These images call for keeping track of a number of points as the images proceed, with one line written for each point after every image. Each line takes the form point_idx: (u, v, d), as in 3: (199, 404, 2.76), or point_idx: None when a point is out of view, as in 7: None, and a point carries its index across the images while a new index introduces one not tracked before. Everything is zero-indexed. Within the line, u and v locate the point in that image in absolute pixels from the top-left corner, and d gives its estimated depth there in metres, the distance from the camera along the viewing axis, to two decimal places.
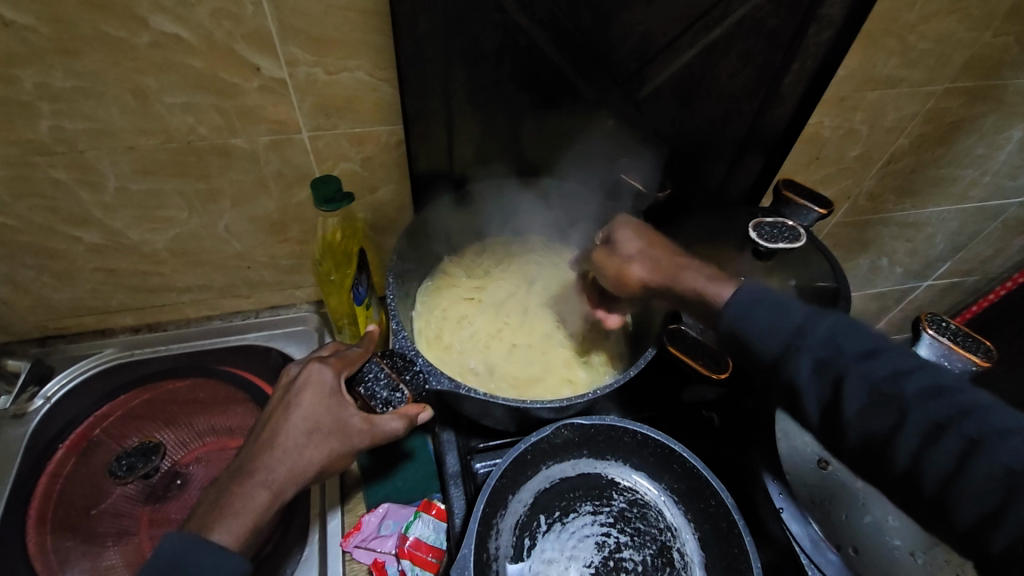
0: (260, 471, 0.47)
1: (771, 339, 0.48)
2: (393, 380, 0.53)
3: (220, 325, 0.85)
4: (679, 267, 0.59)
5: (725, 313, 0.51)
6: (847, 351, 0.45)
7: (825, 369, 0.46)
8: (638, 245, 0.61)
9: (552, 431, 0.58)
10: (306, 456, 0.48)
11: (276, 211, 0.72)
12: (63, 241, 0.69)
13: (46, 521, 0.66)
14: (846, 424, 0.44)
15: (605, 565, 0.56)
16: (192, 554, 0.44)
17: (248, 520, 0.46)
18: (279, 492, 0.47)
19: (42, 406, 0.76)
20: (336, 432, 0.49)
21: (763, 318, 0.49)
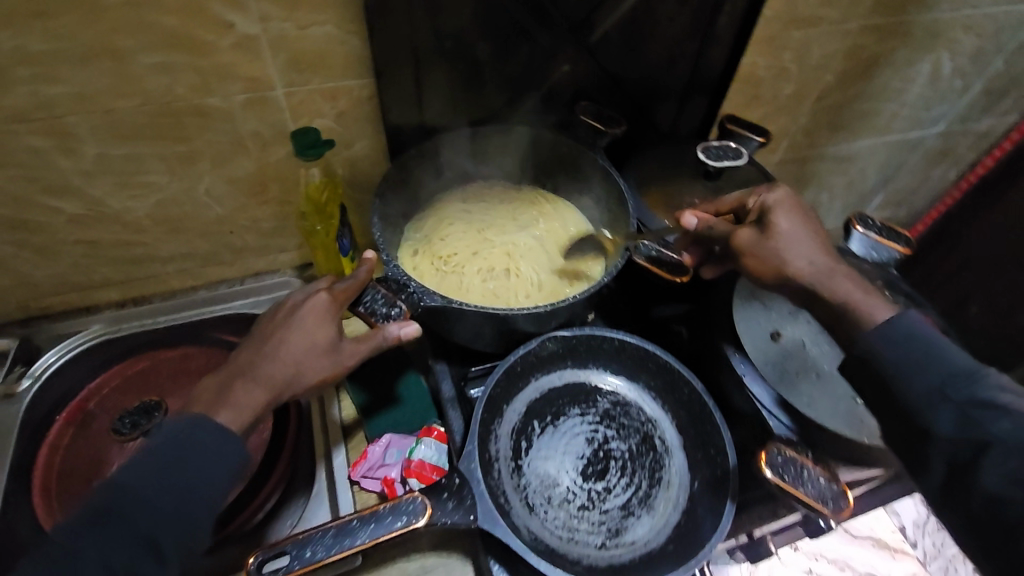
0: (262, 371, 0.53)
1: (916, 384, 0.50)
2: (389, 298, 0.59)
3: (205, 294, 0.88)
4: (829, 271, 0.59)
5: (867, 336, 0.54)
6: (998, 416, 0.46)
7: (968, 430, 0.47)
8: (789, 233, 0.61)
9: (537, 343, 0.66)
10: (301, 369, 0.54)
11: (254, 172, 0.75)
12: (42, 212, 0.70)
13: (49, 488, 0.68)
14: (987, 492, 0.45)
15: (596, 456, 0.63)
16: (192, 430, 0.49)
17: (248, 413, 0.52)
18: (273, 393, 0.53)
19: (31, 386, 0.77)
20: (329, 352, 0.56)
21: (909, 360, 0.51)
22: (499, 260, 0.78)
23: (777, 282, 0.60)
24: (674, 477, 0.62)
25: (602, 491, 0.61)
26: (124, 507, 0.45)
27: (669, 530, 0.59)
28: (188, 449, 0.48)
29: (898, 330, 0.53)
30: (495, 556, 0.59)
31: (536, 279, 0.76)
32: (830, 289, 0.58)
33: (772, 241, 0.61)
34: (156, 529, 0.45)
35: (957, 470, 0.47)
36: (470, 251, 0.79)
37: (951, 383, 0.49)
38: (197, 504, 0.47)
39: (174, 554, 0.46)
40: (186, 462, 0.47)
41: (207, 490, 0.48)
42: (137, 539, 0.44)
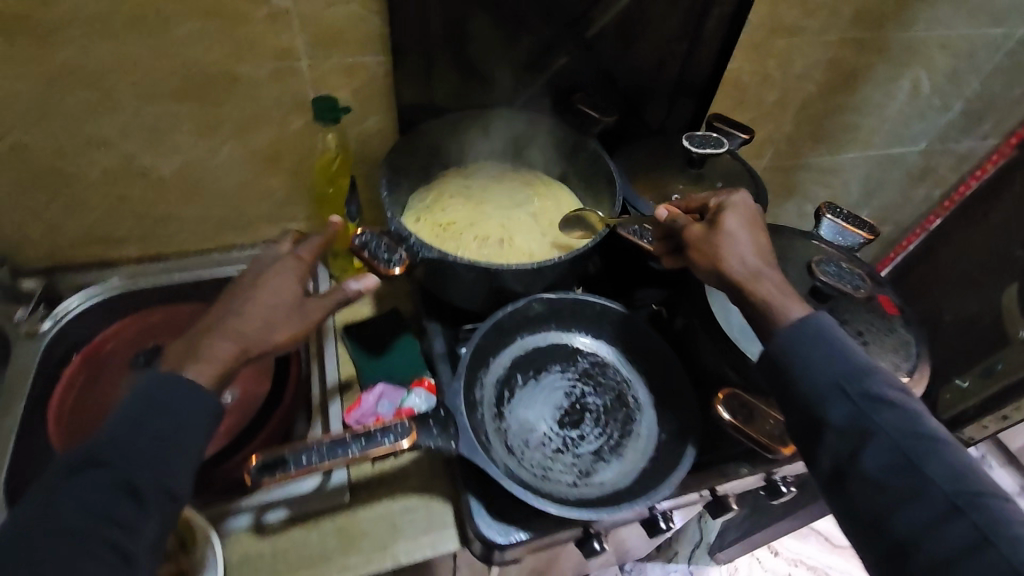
0: (228, 325, 0.55)
1: (817, 378, 0.55)
2: (391, 246, 0.66)
3: (219, 257, 0.92)
4: (758, 275, 0.63)
5: (781, 330, 0.59)
6: (883, 407, 0.53)
7: (857, 422, 0.53)
8: (735, 231, 0.65)
9: (525, 303, 0.71)
10: (269, 326, 0.56)
11: (274, 140, 0.81)
12: (78, 164, 0.76)
13: (63, 416, 0.74)
14: (864, 481, 0.51)
15: (573, 407, 0.68)
16: (165, 387, 0.51)
17: (216, 365, 0.53)
18: (244, 348, 0.55)
19: (51, 328, 0.81)
20: (295, 309, 0.58)
21: (812, 358, 0.56)
22: (490, 230, 0.83)
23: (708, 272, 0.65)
24: (643, 431, 0.67)
25: (576, 438, 0.66)
26: (100, 456, 0.48)
27: (635, 475, 0.64)
28: (163, 398, 0.50)
29: (806, 330, 0.58)
30: (472, 491, 0.64)
31: (528, 249, 0.81)
32: (755, 288, 0.62)
33: (713, 236, 0.65)
34: (132, 472, 0.47)
35: (844, 458, 0.53)
36: (468, 221, 0.84)
37: (848, 378, 0.55)
38: (174, 449, 0.49)
39: (152, 497, 0.47)
40: (161, 411, 0.50)
41: (183, 437, 0.50)
42: (114, 483, 0.47)
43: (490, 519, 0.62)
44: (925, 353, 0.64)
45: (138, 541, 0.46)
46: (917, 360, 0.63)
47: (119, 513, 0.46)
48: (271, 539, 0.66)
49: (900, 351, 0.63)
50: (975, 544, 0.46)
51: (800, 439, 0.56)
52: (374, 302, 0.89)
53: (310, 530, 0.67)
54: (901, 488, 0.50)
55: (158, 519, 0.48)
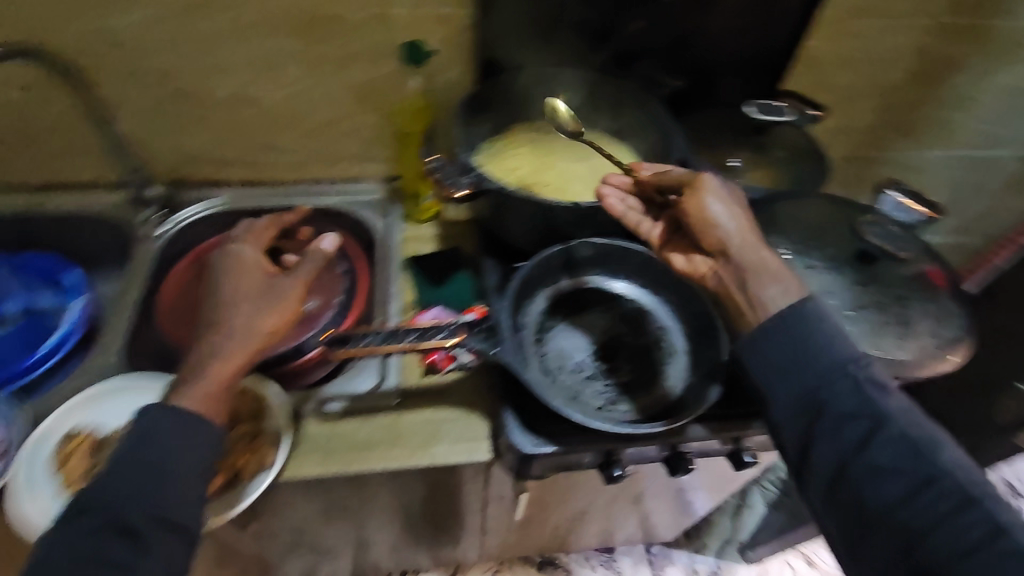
0: (213, 346, 0.59)
1: (828, 362, 0.54)
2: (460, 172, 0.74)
3: (308, 188, 1.05)
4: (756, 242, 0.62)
5: (780, 315, 0.57)
6: (888, 397, 0.52)
7: (865, 408, 0.52)
8: (731, 209, 0.64)
9: (574, 244, 0.76)
10: (251, 322, 0.61)
11: (367, 81, 0.90)
12: (203, 89, 0.88)
13: (170, 303, 0.87)
14: (872, 469, 0.50)
15: (609, 343, 0.73)
16: (157, 426, 0.54)
17: (208, 384, 0.57)
18: (230, 359, 0.59)
19: (168, 231, 0.96)
20: (264, 297, 0.63)
21: (819, 345, 0.55)
22: (546, 174, 0.88)
23: (709, 232, 0.64)
24: (674, 374, 0.71)
25: (609, 369, 0.71)
26: (94, 501, 0.50)
27: (661, 410, 0.67)
28: (157, 430, 0.54)
29: (807, 311, 0.56)
30: (511, 408, 0.70)
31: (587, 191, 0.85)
32: (748, 261, 0.61)
33: (718, 195, 0.65)
34: (120, 509, 0.49)
35: (849, 449, 0.51)
36: (533, 165, 0.89)
37: (851, 365, 0.54)
38: (163, 479, 0.51)
39: (147, 530, 0.49)
40: (150, 442, 0.53)
41: (170, 467, 0.52)
42: (107, 518, 0.49)
43: (522, 430, 0.68)
44: (971, 328, 0.65)
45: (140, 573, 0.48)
46: (960, 331, 0.63)
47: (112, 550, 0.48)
48: (332, 425, 0.75)
49: (944, 319, 0.64)
50: (991, 533, 0.45)
51: (799, 432, 0.54)
52: (437, 241, 0.99)
53: (365, 423, 0.76)
54: (909, 477, 0.48)
55: (162, 555, 0.49)
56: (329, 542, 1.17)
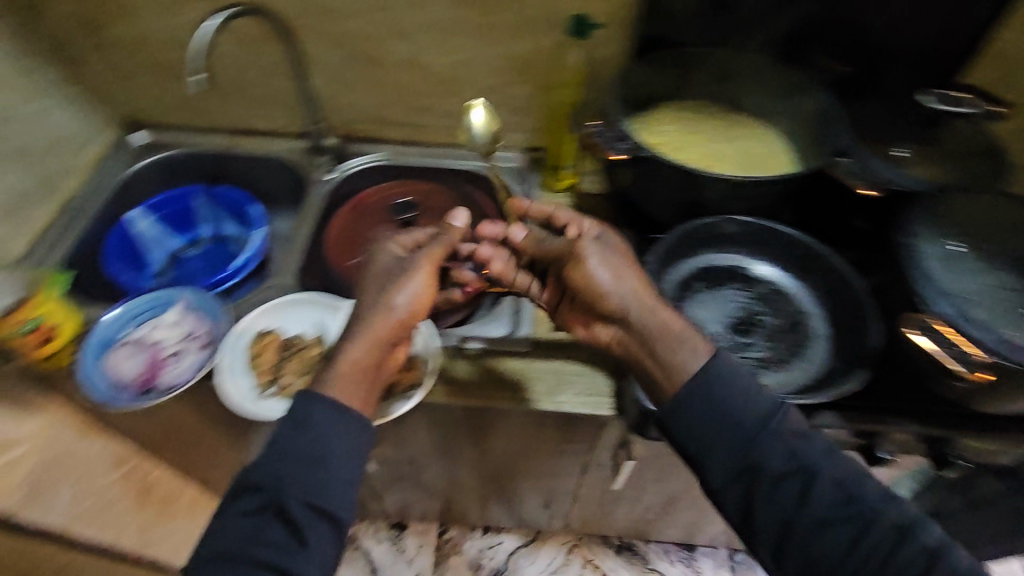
0: (359, 328, 0.65)
1: (749, 419, 0.57)
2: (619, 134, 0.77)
3: (454, 151, 1.13)
4: (656, 304, 0.64)
5: (685, 384, 0.59)
6: (808, 445, 0.56)
7: (796, 462, 0.55)
8: (615, 266, 0.66)
9: (720, 220, 0.77)
10: (393, 305, 0.66)
11: (527, 52, 0.96)
12: (382, 52, 0.98)
13: (338, 237, 1.01)
14: (811, 523, 0.53)
15: (745, 319, 0.74)
16: (305, 411, 0.58)
17: (348, 366, 0.62)
18: (371, 342, 0.64)
19: (335, 178, 1.09)
20: (401, 280, 0.67)
21: (737, 399, 0.57)
22: (693, 149, 0.88)
23: (602, 303, 0.65)
24: (814, 356, 0.70)
25: (744, 343, 0.71)
26: (253, 482, 0.55)
27: (797, 388, 0.67)
28: (312, 417, 0.58)
29: (703, 376, 0.58)
30: None
31: (733, 165, 0.86)
32: (643, 325, 0.63)
33: (606, 260, 0.66)
34: (276, 491, 0.54)
35: (788, 508, 0.54)
36: (681, 137, 0.90)
37: (769, 419, 0.57)
38: (319, 470, 0.55)
39: (297, 510, 0.54)
40: (306, 430, 0.57)
41: (319, 455, 0.56)
42: (269, 502, 0.54)
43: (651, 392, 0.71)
44: None
45: (297, 555, 0.53)
46: None
47: (271, 531, 0.53)
48: (468, 360, 0.83)
49: None
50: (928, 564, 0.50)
51: (738, 495, 0.55)
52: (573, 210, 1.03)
53: (498, 363, 0.83)
54: (847, 526, 0.52)
55: (315, 536, 0.54)
56: (434, 477, 1.28)
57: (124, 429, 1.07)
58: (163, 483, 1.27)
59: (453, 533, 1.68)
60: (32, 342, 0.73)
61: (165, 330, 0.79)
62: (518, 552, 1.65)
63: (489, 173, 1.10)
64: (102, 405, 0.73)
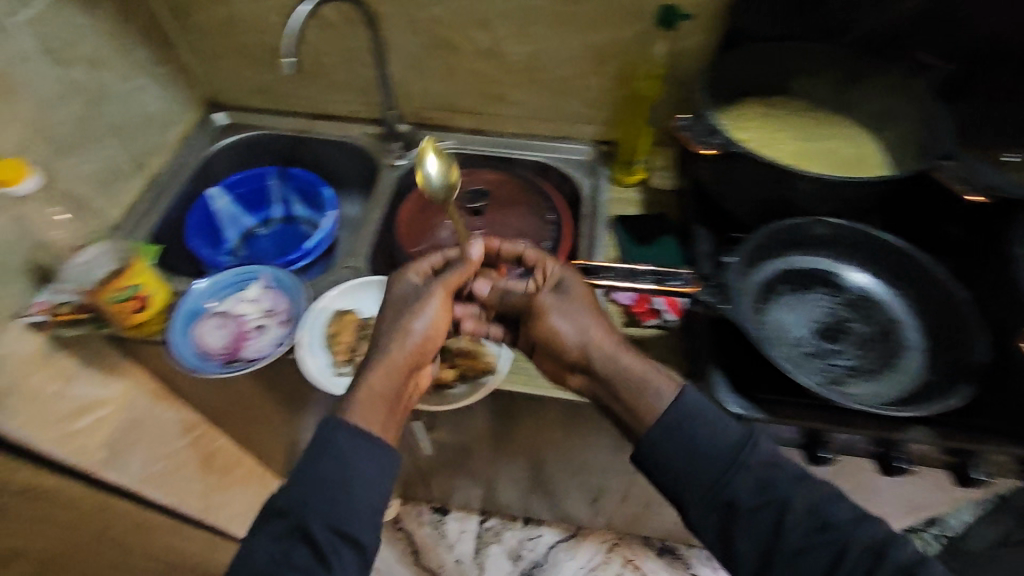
0: (378, 357, 0.66)
1: (716, 452, 0.59)
2: (709, 129, 0.76)
3: (522, 141, 1.12)
4: (621, 349, 0.67)
5: (651, 428, 0.61)
6: (780, 477, 0.58)
7: (767, 495, 0.57)
8: (577, 312, 0.69)
9: (810, 221, 0.74)
10: (410, 331, 0.67)
11: (607, 43, 0.94)
12: (462, 40, 0.98)
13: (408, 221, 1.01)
14: (789, 554, 0.56)
15: (832, 326, 0.71)
16: (329, 441, 0.58)
17: (370, 394, 0.63)
18: (389, 368, 0.65)
19: (404, 165, 1.10)
20: (417, 310, 0.68)
21: (702, 435, 0.60)
22: (779, 147, 0.85)
23: (571, 351, 0.68)
24: (905, 368, 0.68)
25: (832, 350, 0.69)
26: (281, 507, 0.57)
27: (889, 400, 0.65)
28: (339, 444, 0.58)
29: (671, 420, 0.60)
30: (718, 369, 0.72)
31: (825, 164, 0.82)
32: (610, 368, 0.66)
33: (564, 312, 0.69)
34: (301, 514, 0.56)
35: (765, 532, 0.57)
36: (767, 133, 0.87)
37: (739, 454, 0.59)
38: (342, 498, 0.56)
39: (322, 536, 0.55)
40: (328, 458, 0.57)
41: (344, 480, 0.57)
42: (295, 525, 0.55)
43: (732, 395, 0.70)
44: None
45: None
46: None
47: (297, 553, 0.55)
48: None
49: None
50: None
51: (714, 526, 0.58)
52: (643, 205, 1.02)
53: None
54: (824, 554, 0.55)
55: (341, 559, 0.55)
56: (484, 466, 1.29)
57: (195, 399, 1.11)
58: (224, 452, 1.32)
59: (494, 522, 1.70)
60: (132, 308, 0.77)
61: (246, 305, 0.83)
62: (558, 547, 1.65)
63: (557, 165, 1.09)
64: (190, 374, 0.77)
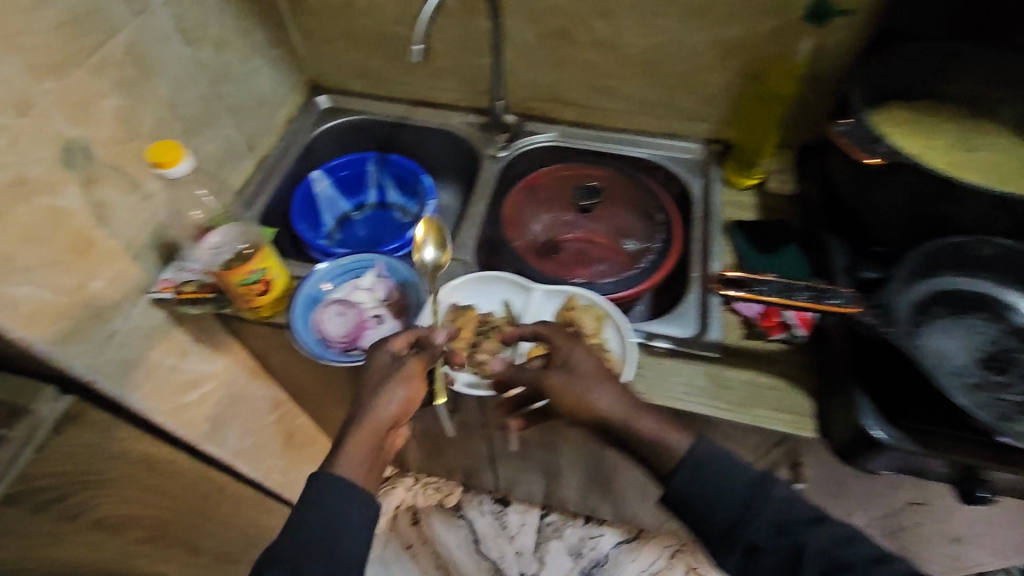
0: (363, 417, 0.68)
1: (733, 498, 0.62)
2: (872, 136, 0.72)
3: (628, 137, 1.07)
4: (636, 408, 0.68)
5: (673, 479, 0.64)
6: (798, 524, 0.61)
7: (785, 539, 0.60)
8: (596, 376, 0.69)
9: (978, 241, 0.69)
10: (388, 402, 0.68)
11: (739, 37, 0.89)
12: (581, 29, 0.94)
13: (515, 218, 1.01)
14: None
15: (996, 355, 0.67)
16: (316, 494, 0.63)
17: (354, 454, 0.66)
18: (370, 431, 0.67)
19: (504, 157, 1.07)
20: (404, 380, 0.70)
21: (718, 483, 0.63)
22: (937, 155, 0.78)
23: (586, 416, 0.69)
24: None
25: (1000, 382, 0.65)
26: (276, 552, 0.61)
27: None
28: (325, 494, 0.63)
29: (688, 468, 0.63)
30: (863, 393, 0.69)
31: (990, 177, 0.75)
32: (636, 428, 0.67)
33: (571, 386, 0.69)
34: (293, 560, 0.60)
35: None
36: (923, 138, 0.80)
37: (754, 499, 0.62)
38: (331, 545, 0.61)
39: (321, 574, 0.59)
40: (322, 504, 0.62)
41: (333, 528, 0.61)
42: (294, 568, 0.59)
43: (875, 422, 0.67)
44: None
45: None
46: None
47: None
48: (655, 358, 0.83)
49: None
50: None
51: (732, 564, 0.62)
52: (759, 211, 0.96)
53: (685, 365, 0.82)
54: None
55: None
56: (560, 464, 1.27)
57: (289, 379, 1.12)
58: (305, 431, 1.34)
59: (554, 517, 1.66)
60: (255, 291, 0.79)
61: (363, 293, 0.84)
62: (621, 548, 1.60)
63: (662, 163, 1.04)
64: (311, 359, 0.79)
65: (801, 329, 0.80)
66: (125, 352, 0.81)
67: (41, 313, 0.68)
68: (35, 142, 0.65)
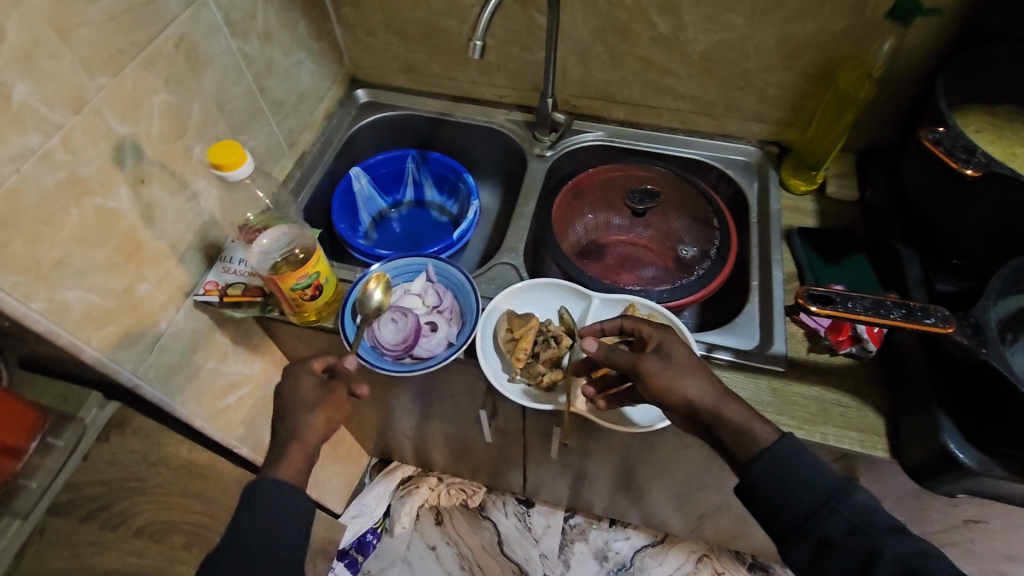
0: (294, 434, 0.67)
1: (809, 495, 0.57)
2: (968, 146, 0.67)
3: (679, 137, 1.04)
4: (723, 395, 0.63)
5: (751, 468, 0.59)
6: (877, 523, 0.56)
7: (864, 538, 0.55)
8: (689, 366, 0.64)
9: None
10: (315, 420, 0.68)
11: (808, 35, 0.85)
12: (641, 25, 0.91)
13: (562, 220, 0.98)
14: None
15: None
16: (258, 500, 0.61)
17: (289, 465, 0.65)
18: (302, 444, 0.67)
19: (550, 156, 1.04)
20: (329, 404, 0.70)
21: (798, 475, 0.58)
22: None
23: (674, 405, 0.63)
24: None
25: None
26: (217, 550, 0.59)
27: None
28: (267, 497, 0.61)
29: (770, 466, 0.58)
30: (945, 415, 0.67)
31: None
32: (721, 417, 0.61)
33: (663, 371, 0.63)
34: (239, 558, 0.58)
35: None
36: (1007, 146, 0.76)
37: (833, 498, 0.57)
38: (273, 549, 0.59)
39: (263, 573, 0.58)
40: (263, 509, 0.60)
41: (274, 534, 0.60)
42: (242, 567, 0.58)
43: (957, 445, 0.65)
44: None
45: None
46: None
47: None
48: (718, 372, 0.79)
49: None
50: None
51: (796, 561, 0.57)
52: (819, 217, 0.93)
53: (748, 379, 0.78)
54: None
55: None
56: (593, 471, 1.23)
57: None
58: None
59: (579, 519, 1.61)
60: (306, 296, 0.76)
61: (413, 299, 0.82)
62: (646, 552, 1.56)
63: (715, 165, 1.01)
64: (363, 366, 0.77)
65: (871, 343, 0.76)
66: (166, 357, 0.78)
67: (90, 317, 0.66)
68: (88, 140, 0.62)
